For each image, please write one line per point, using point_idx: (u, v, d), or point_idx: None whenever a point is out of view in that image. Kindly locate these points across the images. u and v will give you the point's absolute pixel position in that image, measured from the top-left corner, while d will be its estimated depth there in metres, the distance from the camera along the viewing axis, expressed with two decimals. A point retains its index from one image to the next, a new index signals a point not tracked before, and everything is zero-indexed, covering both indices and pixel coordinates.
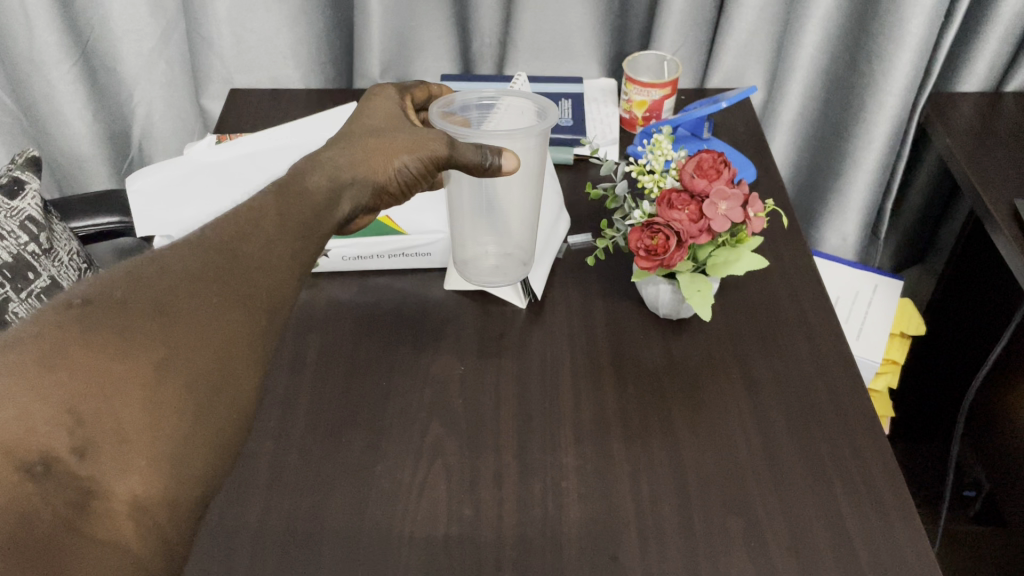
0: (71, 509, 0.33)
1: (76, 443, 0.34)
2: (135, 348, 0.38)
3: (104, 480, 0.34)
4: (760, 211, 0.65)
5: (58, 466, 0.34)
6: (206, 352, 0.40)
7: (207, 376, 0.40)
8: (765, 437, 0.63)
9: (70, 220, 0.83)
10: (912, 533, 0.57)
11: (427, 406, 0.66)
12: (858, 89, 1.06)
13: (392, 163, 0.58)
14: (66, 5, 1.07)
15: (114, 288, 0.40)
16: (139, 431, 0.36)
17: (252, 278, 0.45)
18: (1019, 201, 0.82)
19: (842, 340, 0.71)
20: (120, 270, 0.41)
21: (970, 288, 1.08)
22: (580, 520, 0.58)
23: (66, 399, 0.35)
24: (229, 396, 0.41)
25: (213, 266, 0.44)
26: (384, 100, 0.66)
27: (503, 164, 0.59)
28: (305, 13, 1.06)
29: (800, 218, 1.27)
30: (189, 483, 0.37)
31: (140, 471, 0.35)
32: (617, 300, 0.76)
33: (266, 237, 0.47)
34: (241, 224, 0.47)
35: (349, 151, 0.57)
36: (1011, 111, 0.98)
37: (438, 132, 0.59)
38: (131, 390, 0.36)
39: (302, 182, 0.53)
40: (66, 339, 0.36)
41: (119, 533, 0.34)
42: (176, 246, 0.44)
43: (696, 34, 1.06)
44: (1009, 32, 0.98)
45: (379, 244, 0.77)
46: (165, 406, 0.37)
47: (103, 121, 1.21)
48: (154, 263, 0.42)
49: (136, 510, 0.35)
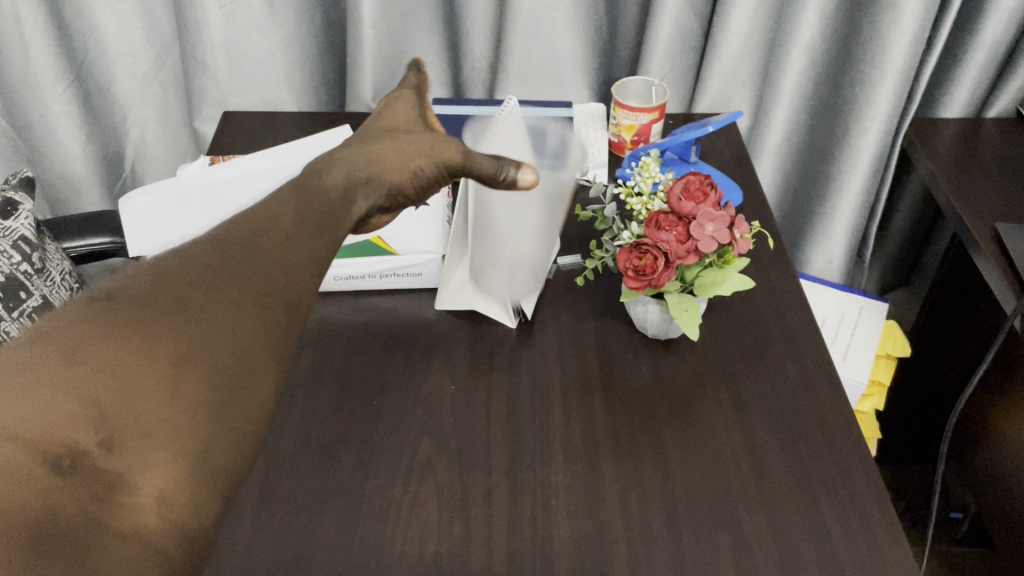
0: (96, 503, 0.33)
1: (102, 437, 0.34)
2: (162, 342, 0.38)
3: (128, 474, 0.34)
4: (746, 232, 0.66)
5: (84, 460, 0.34)
6: (236, 343, 0.40)
7: (235, 368, 0.39)
8: (752, 455, 0.64)
9: (62, 240, 0.84)
10: (896, 547, 0.58)
11: (418, 425, 0.66)
12: (843, 113, 1.08)
13: (408, 165, 0.58)
14: (62, 28, 1.08)
15: (142, 280, 0.40)
16: (165, 426, 0.36)
17: (278, 270, 0.43)
18: (1002, 227, 0.83)
19: (827, 360, 0.72)
20: (151, 260, 0.41)
21: (954, 308, 1.09)
22: (570, 537, 0.58)
23: (92, 391, 0.35)
24: (255, 388, 0.40)
25: (242, 255, 0.43)
26: (404, 102, 0.66)
27: (519, 177, 0.56)
28: (297, 37, 1.07)
29: (787, 241, 1.28)
30: (212, 477, 0.37)
31: (166, 466, 0.35)
32: (606, 320, 0.77)
33: (292, 226, 0.46)
34: (265, 215, 0.46)
35: (366, 150, 0.57)
36: (992, 137, 1.00)
37: (456, 141, 0.59)
38: (158, 383, 0.37)
39: (318, 180, 0.51)
40: (92, 333, 0.37)
41: (144, 527, 0.34)
42: (206, 236, 0.44)
43: (683, 60, 1.08)
44: (989, 60, 1.00)
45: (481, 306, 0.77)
46: (189, 400, 0.37)
47: (96, 142, 1.22)
48: (183, 251, 0.42)
49: (161, 506, 0.35)
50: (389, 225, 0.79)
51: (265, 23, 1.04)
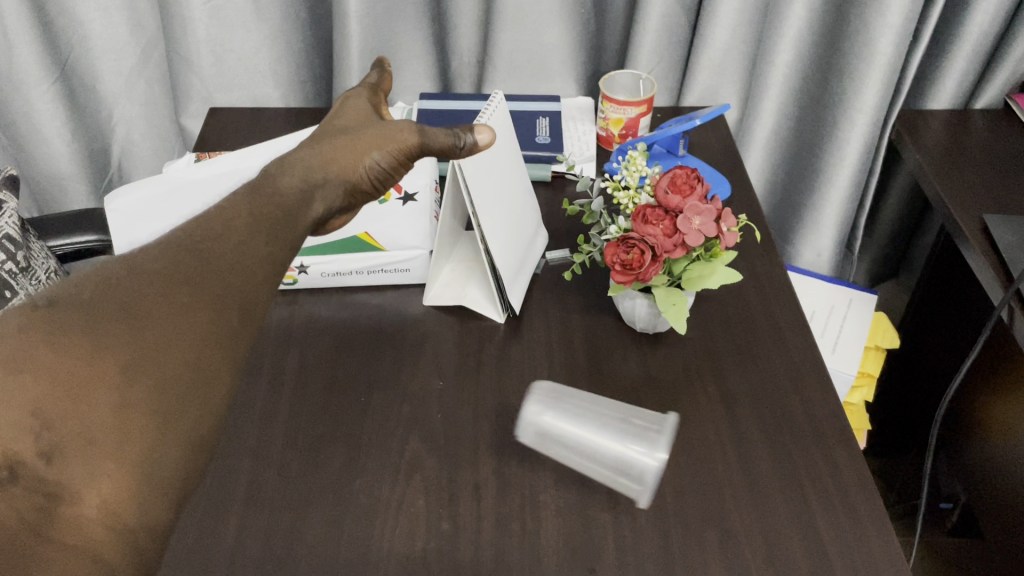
0: (37, 514, 0.34)
1: (42, 447, 0.35)
2: (101, 351, 0.38)
3: (69, 483, 0.35)
4: (733, 226, 0.66)
5: (24, 470, 0.34)
6: (177, 351, 0.41)
7: (177, 376, 0.40)
8: (740, 449, 0.64)
9: (48, 238, 0.84)
10: (883, 537, 0.58)
11: (406, 421, 0.66)
12: (831, 105, 1.08)
13: (363, 160, 0.58)
14: (46, 25, 1.07)
15: (78, 290, 0.40)
16: (108, 434, 0.37)
17: (222, 280, 0.45)
18: (989, 217, 0.83)
19: (815, 353, 0.72)
20: (88, 271, 0.42)
21: (943, 298, 1.09)
22: (558, 532, 0.58)
23: (31, 402, 0.36)
24: (198, 394, 0.41)
25: (183, 267, 0.44)
26: (355, 100, 0.66)
27: (477, 140, 0.57)
28: (284, 32, 1.06)
29: (775, 233, 1.29)
30: (159, 484, 0.38)
31: (108, 474, 0.36)
32: (595, 315, 0.76)
33: (238, 237, 0.47)
34: (213, 224, 0.47)
35: (320, 150, 0.57)
36: (980, 128, 1.00)
37: (405, 123, 0.59)
38: (99, 393, 0.37)
39: (273, 184, 0.52)
40: (32, 342, 0.37)
41: (88, 537, 0.35)
42: (148, 247, 0.45)
43: (671, 53, 1.08)
44: (976, 51, 1.00)
45: (583, 433, 0.59)
46: (132, 409, 0.38)
47: (82, 140, 1.21)
48: (123, 261, 0.43)
49: (106, 514, 0.36)
50: (372, 220, 0.77)
51: (250, 19, 1.03)
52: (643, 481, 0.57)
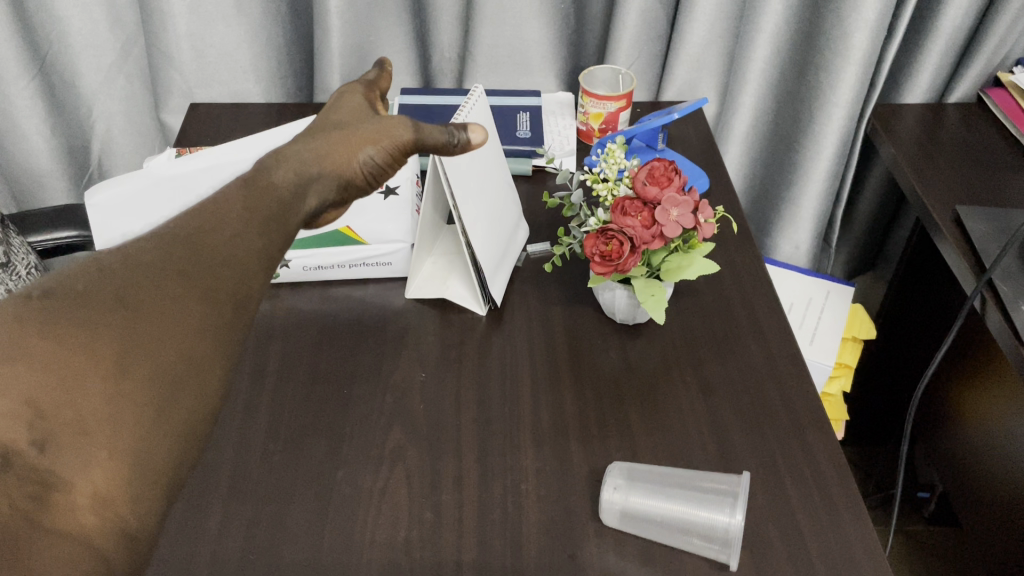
0: (32, 501, 0.34)
1: (36, 436, 0.35)
2: (97, 343, 0.39)
3: (62, 471, 0.35)
4: (710, 217, 0.67)
5: (19, 458, 0.35)
6: (170, 344, 0.41)
7: (169, 369, 0.41)
8: (719, 438, 0.65)
9: (28, 233, 0.83)
10: (858, 524, 0.59)
11: (388, 413, 0.67)
12: (808, 100, 1.09)
13: (357, 155, 0.57)
14: (25, 21, 1.07)
15: (75, 281, 0.41)
16: (100, 424, 0.37)
17: (217, 273, 0.45)
18: (961, 209, 0.85)
19: (792, 343, 0.73)
20: (85, 262, 0.42)
21: (919, 291, 1.11)
22: (539, 520, 0.59)
23: (25, 391, 0.36)
24: (191, 387, 0.42)
25: (177, 260, 0.44)
26: (351, 96, 0.66)
27: (471, 138, 0.59)
28: (265, 29, 1.06)
29: (753, 226, 1.30)
30: (152, 475, 0.38)
31: (101, 463, 0.37)
32: (575, 307, 0.77)
33: (232, 230, 0.47)
34: (207, 217, 0.47)
35: (314, 144, 0.57)
36: (953, 121, 1.02)
37: (401, 119, 0.59)
38: (92, 384, 0.38)
39: (267, 177, 0.53)
40: (25, 333, 0.37)
41: (81, 526, 0.35)
42: (143, 239, 0.45)
43: (650, 48, 1.09)
44: (949, 44, 1.02)
45: (661, 503, 0.57)
46: (125, 400, 0.38)
47: (61, 136, 1.20)
48: (117, 253, 0.43)
49: (99, 504, 0.36)
50: (356, 214, 0.77)
51: (230, 14, 1.03)
52: (730, 544, 0.55)
